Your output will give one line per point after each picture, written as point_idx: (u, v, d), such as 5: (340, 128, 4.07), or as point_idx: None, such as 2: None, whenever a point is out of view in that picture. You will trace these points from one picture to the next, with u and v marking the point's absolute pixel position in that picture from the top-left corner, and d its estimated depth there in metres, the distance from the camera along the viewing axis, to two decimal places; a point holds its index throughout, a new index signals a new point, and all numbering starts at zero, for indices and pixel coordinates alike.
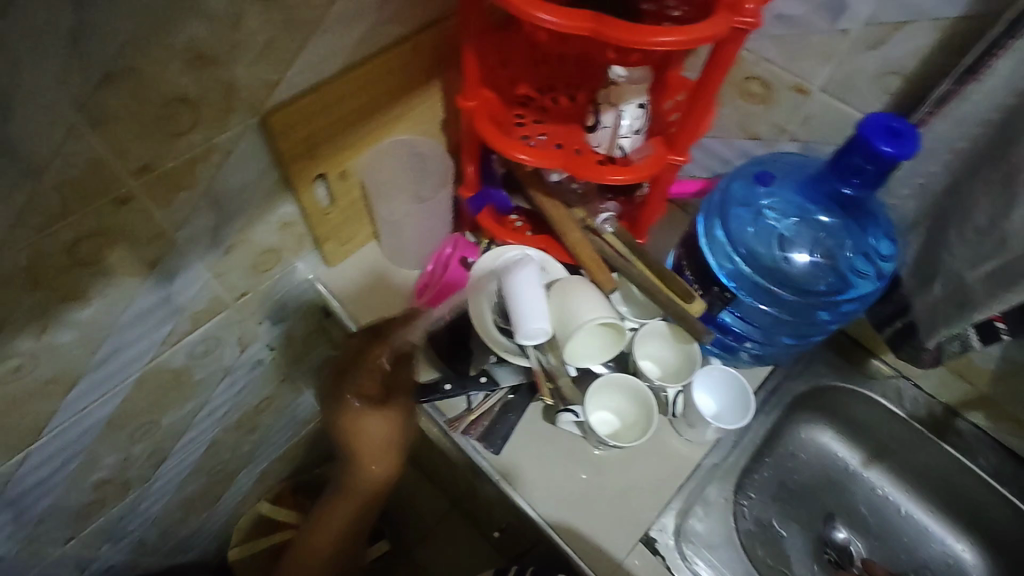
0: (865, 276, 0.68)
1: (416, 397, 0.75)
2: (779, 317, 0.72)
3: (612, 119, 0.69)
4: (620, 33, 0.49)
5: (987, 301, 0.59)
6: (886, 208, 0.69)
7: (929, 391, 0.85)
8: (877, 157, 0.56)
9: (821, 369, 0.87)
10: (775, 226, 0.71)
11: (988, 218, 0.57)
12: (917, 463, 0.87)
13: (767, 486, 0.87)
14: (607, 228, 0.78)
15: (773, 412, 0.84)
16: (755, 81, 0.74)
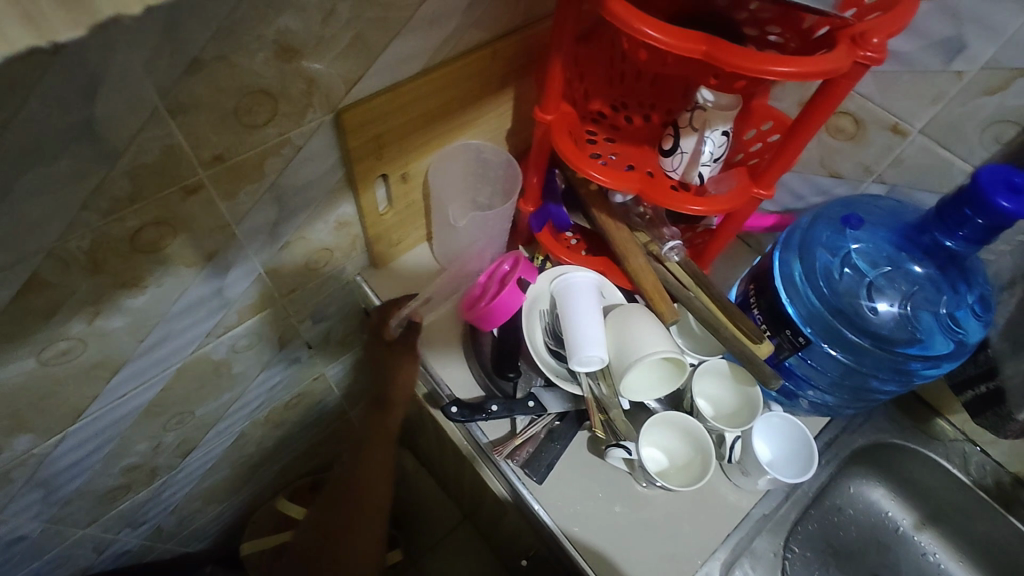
0: (952, 337, 0.63)
1: (460, 417, 0.72)
2: (851, 369, 0.67)
3: (693, 145, 0.66)
4: (734, 58, 0.47)
5: None
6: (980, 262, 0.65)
7: (997, 458, 0.80)
8: (992, 213, 0.52)
9: (882, 424, 0.83)
10: (862, 273, 0.67)
11: None
12: (977, 534, 0.81)
13: (813, 541, 0.82)
14: (673, 257, 0.74)
15: (829, 465, 0.80)
16: (845, 117, 0.71)
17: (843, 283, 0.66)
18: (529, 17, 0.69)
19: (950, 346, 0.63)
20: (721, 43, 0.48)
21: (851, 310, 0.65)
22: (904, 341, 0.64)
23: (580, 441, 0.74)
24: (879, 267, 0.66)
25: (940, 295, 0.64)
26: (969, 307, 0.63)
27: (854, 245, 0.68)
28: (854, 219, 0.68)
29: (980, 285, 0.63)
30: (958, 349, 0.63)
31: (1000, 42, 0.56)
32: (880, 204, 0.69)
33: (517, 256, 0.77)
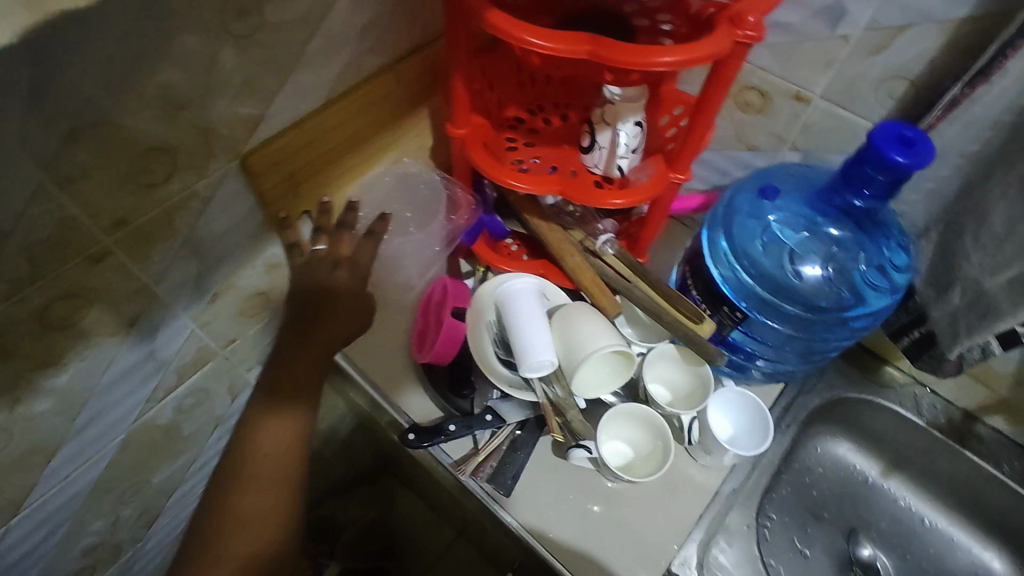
0: (879, 290, 0.65)
1: (418, 441, 0.70)
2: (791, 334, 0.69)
3: (609, 138, 0.67)
4: (621, 54, 0.48)
5: (1013, 310, 0.57)
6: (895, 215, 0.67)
7: (946, 396, 0.82)
8: (889, 168, 0.53)
9: (834, 380, 0.85)
10: (785, 241, 0.68)
11: (1006, 222, 0.55)
12: (939, 472, 0.84)
13: (788, 504, 0.85)
14: (608, 250, 0.75)
15: (790, 429, 0.81)
16: (751, 92, 0.73)
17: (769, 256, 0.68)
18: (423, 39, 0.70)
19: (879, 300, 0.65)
20: (602, 40, 0.49)
21: (780, 279, 0.67)
22: (834, 301, 0.66)
23: (544, 446, 0.74)
24: (799, 236, 0.68)
25: (857, 254, 0.66)
26: (889, 260, 0.65)
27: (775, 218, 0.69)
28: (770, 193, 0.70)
29: (895, 238, 0.65)
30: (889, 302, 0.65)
31: (876, 4, 0.58)
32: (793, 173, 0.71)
33: (445, 283, 0.76)
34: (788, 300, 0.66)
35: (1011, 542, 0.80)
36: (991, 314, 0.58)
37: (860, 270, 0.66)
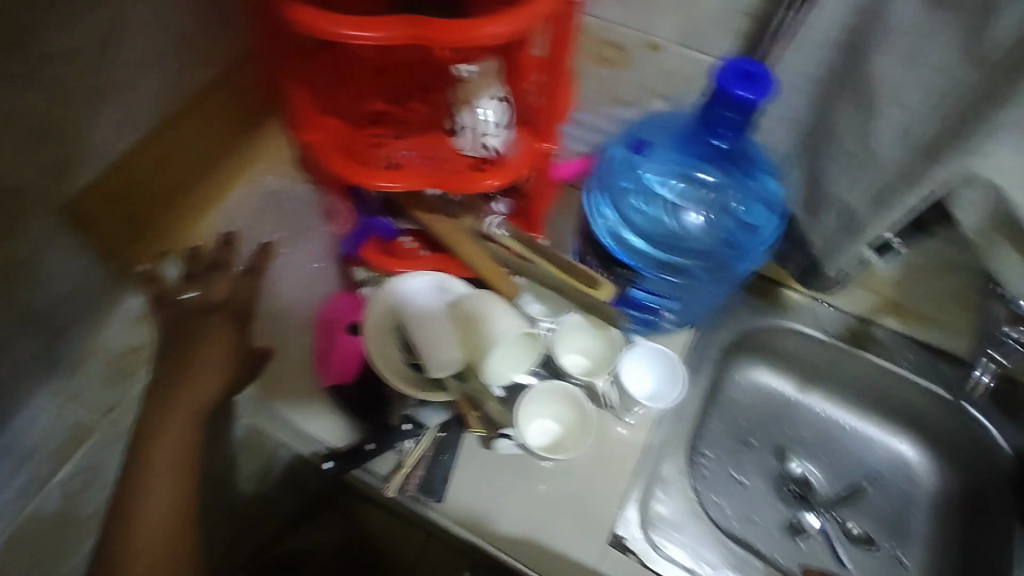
0: (755, 221, 0.69)
1: (338, 467, 0.66)
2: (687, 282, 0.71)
3: (470, 118, 0.64)
4: (447, 35, 0.45)
5: (873, 216, 0.59)
6: (763, 148, 0.67)
7: (842, 307, 0.87)
8: (739, 106, 0.54)
9: (742, 312, 0.87)
10: (662, 194, 0.70)
11: (855, 138, 0.57)
12: (848, 379, 0.89)
13: (721, 439, 0.89)
14: (499, 231, 0.73)
15: (705, 368, 0.84)
16: (608, 47, 0.70)
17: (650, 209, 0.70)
18: (234, 55, 0.72)
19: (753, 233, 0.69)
20: (423, 22, 0.46)
21: (664, 231, 0.69)
22: (716, 242, 0.69)
23: (470, 442, 0.72)
24: (673, 185, 0.70)
25: (729, 191, 0.69)
26: (759, 191, 0.68)
27: (648, 172, 0.71)
28: (638, 149, 0.72)
29: (763, 167, 0.68)
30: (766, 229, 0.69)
31: None
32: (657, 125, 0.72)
33: (337, 297, 0.75)
34: (674, 250, 0.69)
35: (919, 427, 0.86)
36: (858, 228, 0.61)
37: (734, 208, 0.69)
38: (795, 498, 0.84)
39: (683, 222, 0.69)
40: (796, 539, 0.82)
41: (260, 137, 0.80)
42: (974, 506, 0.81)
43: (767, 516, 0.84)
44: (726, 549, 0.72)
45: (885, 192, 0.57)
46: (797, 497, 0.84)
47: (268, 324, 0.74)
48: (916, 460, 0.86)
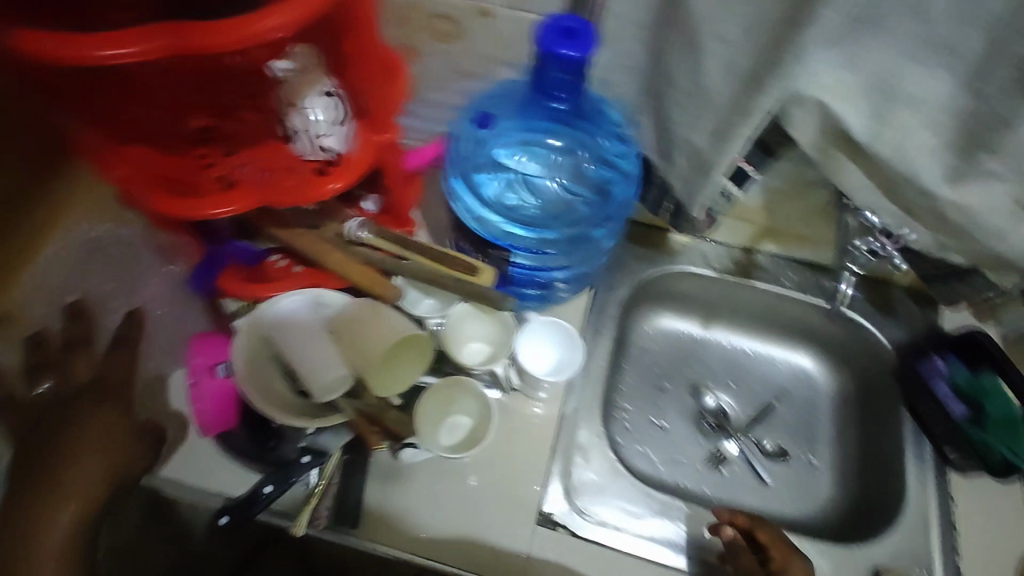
0: (615, 178, 0.69)
1: (236, 520, 0.61)
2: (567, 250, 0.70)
3: (301, 121, 0.59)
4: (222, 37, 0.40)
5: (721, 156, 0.59)
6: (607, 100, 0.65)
7: (724, 241, 0.89)
8: (566, 64, 0.52)
9: (632, 265, 0.88)
10: (522, 167, 0.68)
11: (690, 79, 0.57)
12: (742, 307, 0.92)
13: (636, 391, 0.90)
14: (363, 233, 0.68)
15: (608, 327, 0.83)
16: (439, 20, 0.66)
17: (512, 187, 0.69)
18: None
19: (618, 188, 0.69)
20: (189, 28, 0.40)
21: (529, 205, 0.68)
22: (582, 204, 0.69)
23: (378, 457, 0.68)
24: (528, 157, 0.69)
25: (582, 155, 0.68)
26: (611, 148, 0.68)
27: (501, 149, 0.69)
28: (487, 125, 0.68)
29: (609, 125, 0.67)
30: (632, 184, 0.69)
31: None
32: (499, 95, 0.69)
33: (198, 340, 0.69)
34: (544, 222, 0.68)
35: (811, 338, 0.91)
36: (710, 165, 0.61)
37: (593, 166, 0.68)
38: (713, 429, 0.88)
39: (547, 191, 0.69)
40: (719, 468, 0.85)
41: (51, 192, 0.74)
42: (868, 400, 0.86)
43: (690, 452, 0.87)
44: (649, 500, 0.73)
45: (727, 127, 0.57)
46: (715, 428, 0.88)
47: (146, 391, 0.68)
48: (814, 369, 0.91)
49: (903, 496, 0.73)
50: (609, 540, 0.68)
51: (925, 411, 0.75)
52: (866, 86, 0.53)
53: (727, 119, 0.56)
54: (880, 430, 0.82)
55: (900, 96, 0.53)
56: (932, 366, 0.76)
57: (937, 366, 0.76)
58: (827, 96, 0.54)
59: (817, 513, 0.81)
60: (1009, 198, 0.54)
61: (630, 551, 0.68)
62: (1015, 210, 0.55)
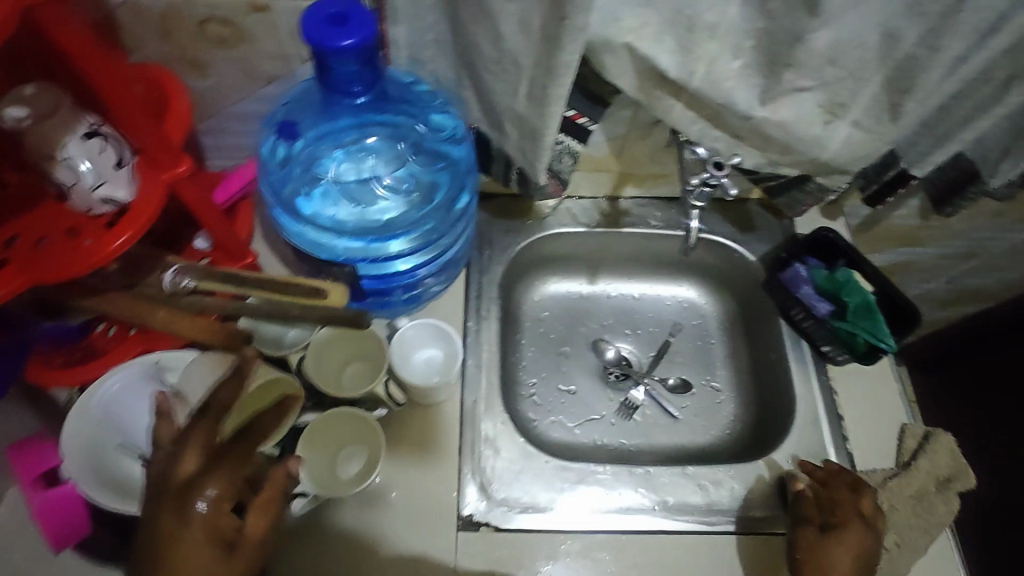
0: (453, 150, 0.65)
1: None
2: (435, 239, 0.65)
3: (69, 173, 0.49)
4: None
5: (542, 122, 0.56)
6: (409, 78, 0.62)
7: (588, 195, 0.88)
8: (348, 56, 0.46)
9: (503, 239, 0.85)
10: (349, 169, 0.63)
11: (492, 45, 0.53)
12: (621, 255, 0.92)
13: (538, 362, 0.89)
14: (187, 281, 0.59)
15: (492, 309, 0.80)
16: (213, 23, 0.58)
17: (338, 196, 0.63)
18: None
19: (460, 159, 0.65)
20: None
21: (372, 205, 0.63)
22: (428, 187, 0.64)
23: None
24: (347, 161, 0.63)
25: (403, 145, 0.64)
26: (431, 131, 0.64)
27: (315, 158, 0.63)
28: (290, 133, 0.62)
29: (421, 109, 0.64)
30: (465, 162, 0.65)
31: None
32: (298, 98, 0.62)
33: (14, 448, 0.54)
34: (394, 218, 0.63)
35: (690, 269, 0.93)
36: (536, 132, 0.57)
37: (423, 147, 0.64)
38: (619, 378, 0.88)
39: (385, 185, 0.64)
40: (632, 416, 0.87)
41: None
42: (749, 316, 0.90)
43: (601, 407, 0.87)
44: (564, 474, 0.71)
45: (538, 90, 0.54)
46: (621, 377, 0.88)
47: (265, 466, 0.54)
48: (698, 298, 0.94)
49: (793, 399, 0.77)
50: (535, 523, 0.67)
51: (797, 315, 0.79)
52: (666, 21, 0.52)
53: (538, 81, 0.53)
54: (763, 342, 0.86)
55: (698, 26, 0.52)
56: (794, 273, 0.80)
57: (799, 272, 0.80)
58: (629, 37, 0.54)
59: (726, 433, 0.85)
60: (817, 105, 0.56)
61: (554, 529, 0.67)
62: (824, 116, 0.57)
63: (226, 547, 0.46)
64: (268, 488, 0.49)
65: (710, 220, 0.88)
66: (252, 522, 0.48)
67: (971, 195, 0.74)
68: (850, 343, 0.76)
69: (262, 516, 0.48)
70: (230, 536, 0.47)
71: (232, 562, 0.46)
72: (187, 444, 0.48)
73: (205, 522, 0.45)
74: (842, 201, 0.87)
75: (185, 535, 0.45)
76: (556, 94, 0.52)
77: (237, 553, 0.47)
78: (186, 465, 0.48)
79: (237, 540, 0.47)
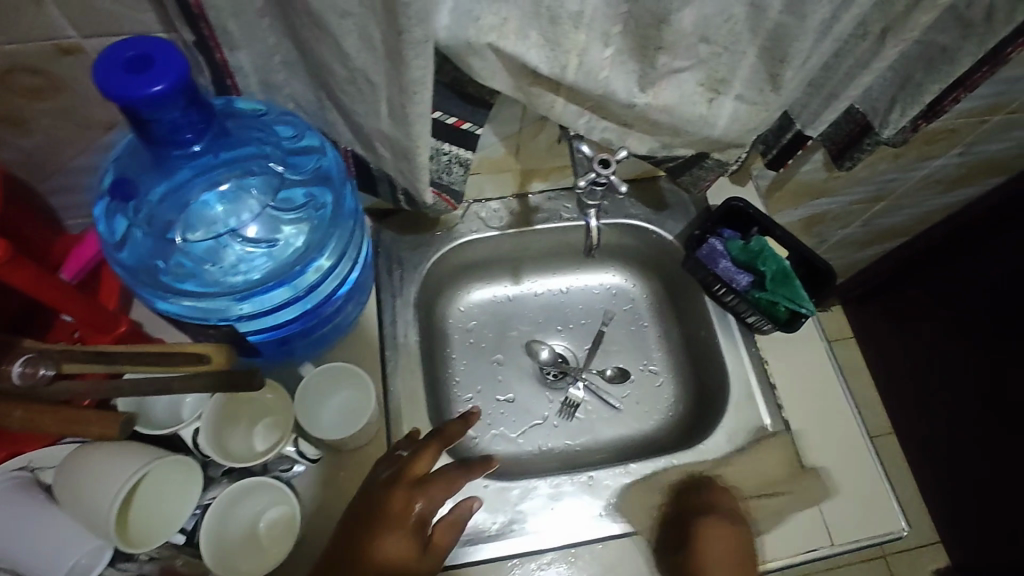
0: (320, 164, 0.60)
1: None
2: (336, 260, 0.61)
3: None
4: None
5: (410, 141, 0.51)
6: (247, 107, 0.56)
7: (496, 196, 0.84)
8: (163, 104, 0.40)
9: (413, 257, 0.80)
10: (212, 220, 0.56)
11: (341, 64, 0.48)
12: (541, 253, 0.89)
13: (472, 375, 0.86)
14: (44, 370, 0.50)
15: (410, 333, 0.75)
16: (18, 74, 0.50)
17: (195, 255, 0.57)
18: None
19: (333, 174, 0.60)
20: None
21: (257, 251, 0.58)
22: (310, 210, 0.59)
23: None
24: (203, 215, 0.56)
25: (262, 176, 0.57)
26: (288, 154, 0.58)
27: (159, 218, 0.55)
28: (124, 194, 0.54)
29: (273, 141, 0.57)
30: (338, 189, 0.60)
31: None
32: (125, 155, 0.54)
33: None
34: (286, 257, 0.58)
35: (613, 255, 0.91)
36: (409, 151, 0.52)
37: (286, 171, 0.58)
38: (557, 378, 0.86)
39: (262, 224, 0.58)
40: (574, 415, 0.85)
41: None
42: (675, 294, 0.89)
43: (542, 411, 0.85)
44: (507, 496, 0.68)
45: (398, 109, 0.49)
46: (558, 376, 0.86)
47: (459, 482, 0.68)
48: (624, 282, 0.92)
49: (726, 376, 0.76)
50: (484, 554, 0.65)
51: (719, 292, 0.78)
52: (526, 15, 0.48)
53: (394, 99, 0.48)
54: (692, 320, 0.85)
55: (561, 16, 0.48)
56: (710, 248, 0.79)
57: (715, 247, 0.79)
58: (491, 37, 0.50)
59: (669, 416, 0.84)
60: (698, 84, 0.53)
61: (503, 556, 0.65)
62: (707, 94, 0.54)
63: (424, 543, 0.56)
64: (456, 511, 0.59)
65: (623, 203, 0.85)
66: (439, 536, 0.57)
67: (868, 146, 0.73)
68: (773, 313, 0.75)
69: (446, 533, 0.58)
70: (425, 540, 0.56)
71: (424, 558, 0.55)
72: (419, 457, 0.60)
73: (417, 526, 0.56)
74: (749, 166, 0.86)
75: (405, 519, 0.56)
76: (417, 112, 0.47)
77: (427, 553, 0.56)
78: (420, 465, 0.59)
79: (427, 546, 0.56)
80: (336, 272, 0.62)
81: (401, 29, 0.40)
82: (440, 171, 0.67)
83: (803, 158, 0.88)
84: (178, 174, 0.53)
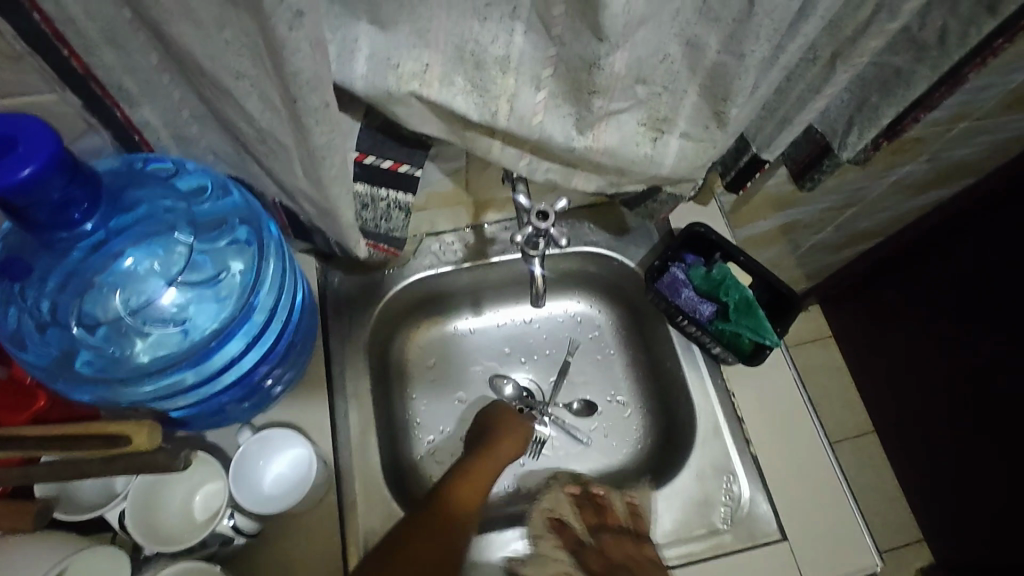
0: (228, 206, 0.57)
1: None
2: (286, 278, 0.58)
3: None
4: None
5: (331, 202, 0.47)
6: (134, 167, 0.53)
7: (450, 228, 0.81)
8: (35, 188, 0.36)
9: (363, 298, 0.77)
10: (127, 292, 0.54)
11: (247, 123, 0.44)
12: (503, 284, 0.86)
13: (434, 415, 0.82)
14: None
15: (361, 382, 0.72)
16: None
17: (102, 337, 0.53)
18: None
19: (248, 209, 0.57)
20: None
21: (207, 301, 0.55)
22: (238, 250, 0.56)
23: None
24: (114, 291, 0.54)
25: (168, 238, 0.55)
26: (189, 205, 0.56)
27: (59, 303, 0.52)
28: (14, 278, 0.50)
29: (171, 197, 0.55)
30: (259, 231, 0.56)
31: None
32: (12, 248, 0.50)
33: None
34: (236, 297, 0.55)
35: (576, 282, 0.88)
36: (331, 211, 0.49)
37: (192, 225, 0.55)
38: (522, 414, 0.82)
39: (189, 279, 0.55)
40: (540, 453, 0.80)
41: None
42: (639, 322, 0.86)
43: None
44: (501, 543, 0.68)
45: (313, 171, 0.45)
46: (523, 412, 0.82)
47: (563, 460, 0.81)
48: (589, 309, 0.89)
49: (693, 410, 0.74)
50: None
51: (683, 323, 0.74)
52: (450, 59, 0.45)
53: (307, 160, 0.44)
54: (658, 349, 0.82)
55: (486, 61, 0.44)
56: (671, 277, 0.76)
57: (676, 275, 0.76)
58: (414, 84, 0.46)
59: (638, 449, 0.82)
60: (639, 124, 0.50)
61: None
62: (650, 134, 0.51)
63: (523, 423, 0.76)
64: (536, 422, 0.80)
65: (582, 231, 0.82)
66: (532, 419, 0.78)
67: (828, 168, 0.71)
68: (737, 345, 0.73)
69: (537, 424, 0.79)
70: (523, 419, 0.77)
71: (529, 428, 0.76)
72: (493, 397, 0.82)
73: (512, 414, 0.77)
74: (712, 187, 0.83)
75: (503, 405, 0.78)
76: (332, 174, 0.44)
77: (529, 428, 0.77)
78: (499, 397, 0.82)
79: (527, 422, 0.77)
80: (290, 292, 0.58)
81: (296, 96, 0.36)
82: (379, 218, 0.64)
83: (768, 174, 0.85)
84: (72, 256, 0.51)
